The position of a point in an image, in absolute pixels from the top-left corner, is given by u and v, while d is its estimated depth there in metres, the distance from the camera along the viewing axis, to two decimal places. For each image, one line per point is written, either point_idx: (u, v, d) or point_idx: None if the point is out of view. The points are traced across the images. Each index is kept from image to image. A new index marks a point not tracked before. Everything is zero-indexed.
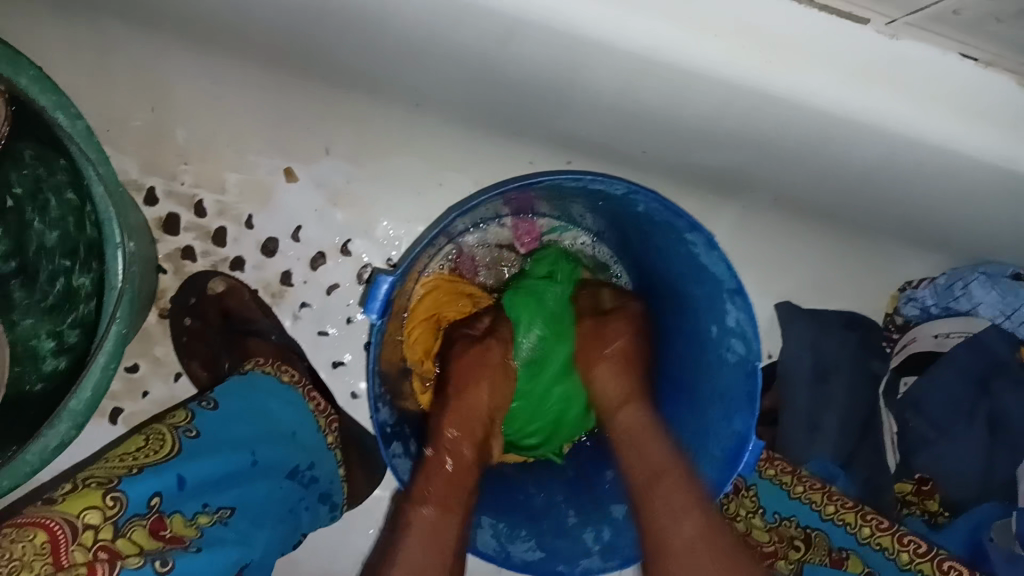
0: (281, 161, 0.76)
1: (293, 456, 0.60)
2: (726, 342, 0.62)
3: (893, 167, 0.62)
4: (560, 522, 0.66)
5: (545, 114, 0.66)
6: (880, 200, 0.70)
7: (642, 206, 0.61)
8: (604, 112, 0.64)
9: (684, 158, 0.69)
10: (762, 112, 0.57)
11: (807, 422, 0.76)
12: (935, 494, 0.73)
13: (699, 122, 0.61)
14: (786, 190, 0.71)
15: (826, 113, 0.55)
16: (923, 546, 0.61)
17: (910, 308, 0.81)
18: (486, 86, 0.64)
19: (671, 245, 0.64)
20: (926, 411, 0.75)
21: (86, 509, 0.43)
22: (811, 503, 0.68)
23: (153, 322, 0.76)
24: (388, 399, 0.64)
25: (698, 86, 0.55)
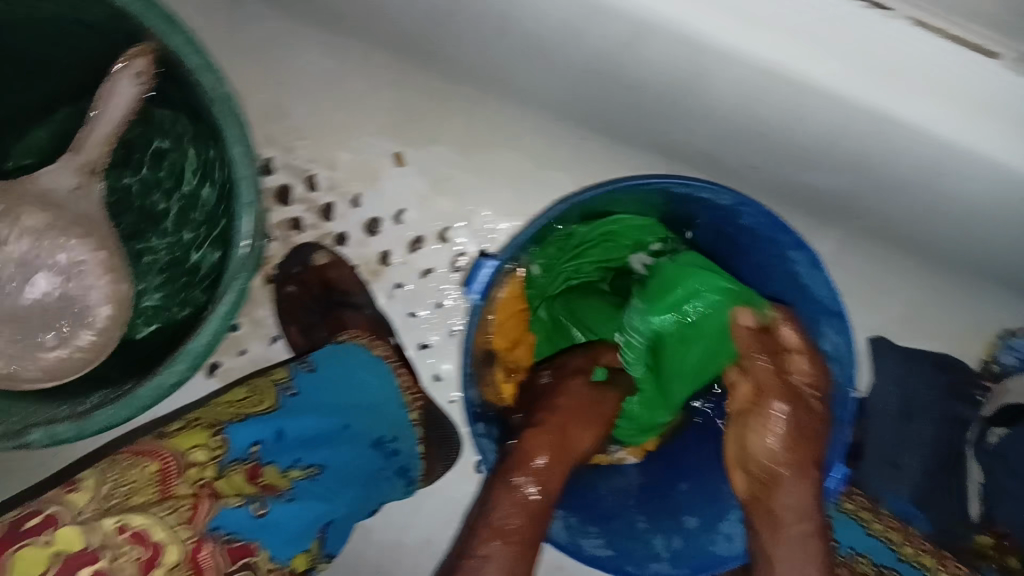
0: (394, 143, 0.80)
1: (379, 426, 0.63)
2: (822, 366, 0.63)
3: (1005, 207, 0.61)
4: (630, 525, 0.66)
5: (659, 120, 0.67)
6: (992, 242, 0.68)
7: (748, 218, 0.62)
8: (720, 122, 0.64)
9: (791, 178, 0.69)
10: (881, 135, 0.56)
11: (885, 458, 0.76)
12: (1015, 552, 0.69)
13: (812, 141, 0.61)
14: (893, 220, 0.70)
15: (948, 143, 0.54)
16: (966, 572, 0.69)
17: (1010, 356, 0.77)
18: (602, 90, 0.65)
19: (772, 261, 0.64)
20: (1011, 462, 0.72)
21: (194, 447, 0.47)
22: (889, 540, 0.71)
23: (258, 285, 0.79)
24: (477, 381, 0.66)
25: (819, 103, 0.55)
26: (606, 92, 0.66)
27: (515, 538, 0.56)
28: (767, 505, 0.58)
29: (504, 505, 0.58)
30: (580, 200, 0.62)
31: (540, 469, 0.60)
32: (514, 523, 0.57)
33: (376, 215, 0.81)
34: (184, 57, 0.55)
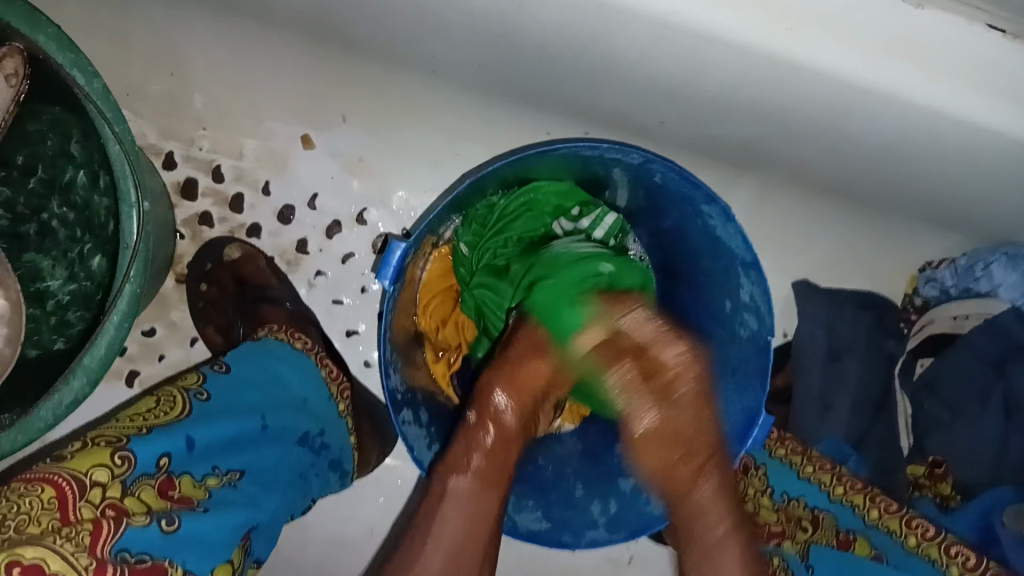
0: (300, 128, 0.77)
1: (303, 422, 0.61)
2: (741, 318, 0.62)
3: (913, 142, 0.61)
4: (568, 494, 0.66)
5: (565, 83, 0.65)
6: (900, 178, 0.68)
7: (659, 176, 0.61)
8: (626, 81, 0.62)
9: (702, 131, 0.68)
10: (783, 81, 0.56)
11: (819, 401, 0.76)
12: (946, 478, 0.72)
13: (720, 92, 0.60)
14: (806, 165, 0.70)
15: (851, 85, 0.54)
16: (931, 530, 0.60)
17: (929, 288, 0.79)
18: (503, 58, 0.63)
19: (686, 217, 0.64)
20: (939, 393, 0.75)
21: (95, 467, 0.44)
22: (821, 484, 0.67)
23: (170, 287, 0.78)
24: (400, 365, 0.65)
25: (719, 55, 0.54)
26: (508, 61, 0.64)
27: (443, 542, 0.52)
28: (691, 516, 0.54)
29: (429, 512, 0.54)
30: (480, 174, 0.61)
31: (465, 465, 0.54)
32: (437, 533, 0.52)
33: (288, 202, 0.78)
34: (48, 53, 0.53)
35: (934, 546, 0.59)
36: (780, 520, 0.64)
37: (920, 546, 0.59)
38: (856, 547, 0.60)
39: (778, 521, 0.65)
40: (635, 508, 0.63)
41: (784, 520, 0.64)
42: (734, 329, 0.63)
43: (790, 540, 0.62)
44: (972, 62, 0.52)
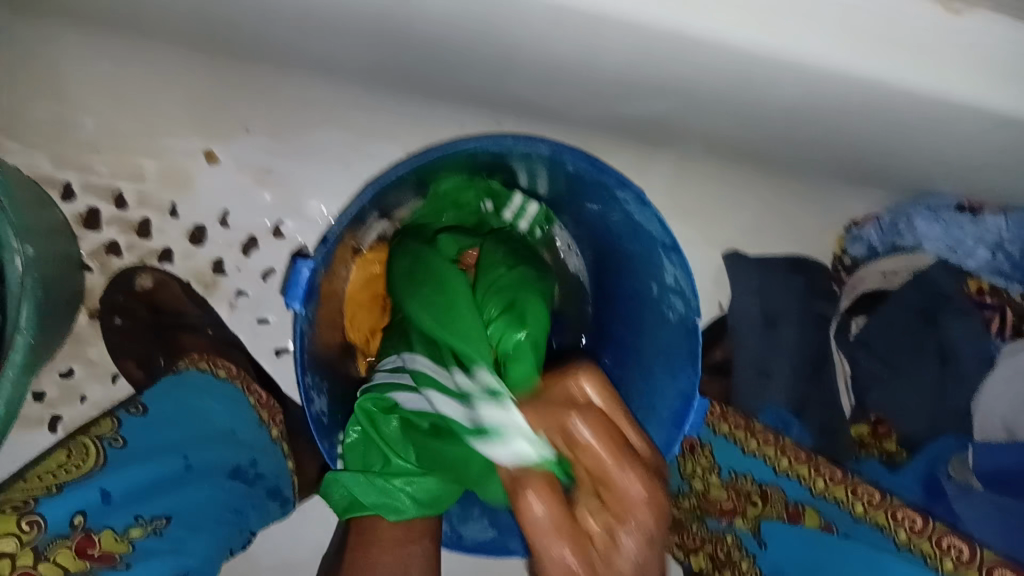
0: (202, 143, 0.74)
1: (231, 454, 0.58)
2: (669, 302, 0.61)
3: (822, 106, 0.60)
4: None
5: (467, 76, 0.64)
6: (811, 140, 0.68)
7: (572, 166, 0.59)
8: (525, 71, 0.61)
9: (613, 112, 0.67)
10: (682, 57, 0.55)
11: (756, 370, 0.75)
12: (891, 434, 0.72)
13: (623, 72, 0.59)
14: (718, 137, 0.70)
15: (748, 57, 0.53)
16: (877, 495, 0.57)
17: (857, 246, 0.81)
18: (398, 56, 0.62)
19: (605, 203, 0.62)
20: (876, 349, 0.75)
21: (0, 537, 0.42)
22: (766, 458, 0.65)
23: (83, 323, 0.73)
24: (325, 387, 0.62)
25: (615, 35, 0.53)
26: (406, 59, 0.62)
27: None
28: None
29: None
30: (387, 181, 0.59)
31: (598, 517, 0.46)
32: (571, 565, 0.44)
33: (199, 222, 0.75)
34: None
35: (881, 513, 0.56)
36: (730, 497, 0.65)
37: (867, 514, 0.56)
38: (805, 518, 0.58)
39: (729, 497, 0.66)
40: None
41: (734, 496, 0.65)
42: (664, 312, 0.62)
43: (741, 517, 0.63)
44: (865, 18, 0.50)
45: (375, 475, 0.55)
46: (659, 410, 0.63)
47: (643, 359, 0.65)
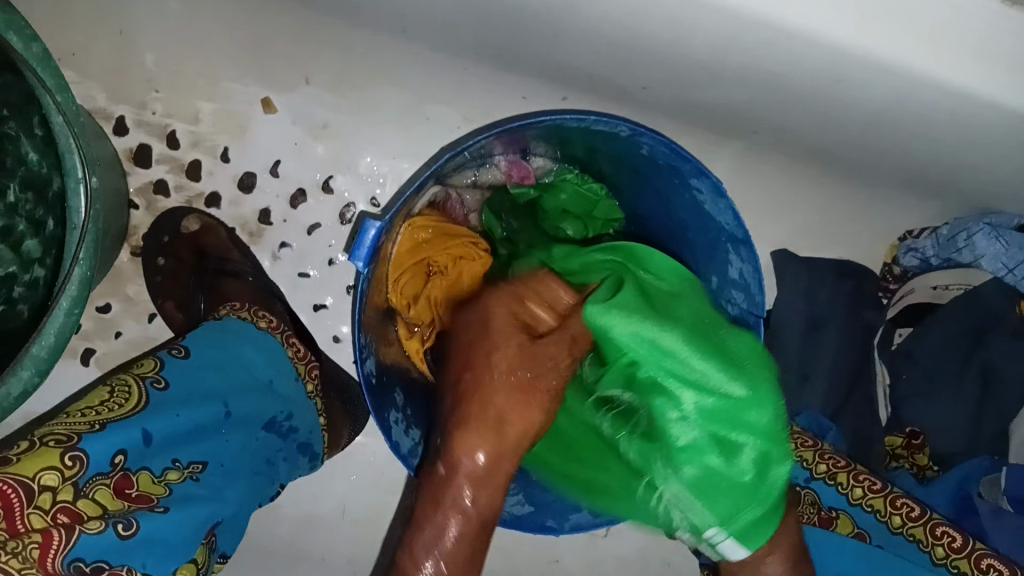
0: (259, 90, 0.72)
1: (269, 406, 0.58)
2: (727, 294, 0.61)
3: (903, 111, 0.59)
4: (548, 473, 0.65)
5: (542, 45, 0.62)
6: (884, 146, 0.66)
7: (646, 148, 0.58)
8: (606, 45, 0.59)
9: (685, 96, 0.65)
10: (772, 47, 0.53)
11: (797, 372, 0.75)
12: (924, 448, 0.72)
13: (706, 56, 0.57)
14: (789, 132, 0.68)
15: (841, 53, 0.51)
16: (916, 510, 0.58)
17: (909, 258, 0.76)
18: (473, 17, 0.60)
19: (673, 189, 0.61)
20: (918, 363, 0.74)
21: (43, 470, 0.42)
22: (801, 460, 0.63)
23: (124, 260, 0.73)
24: (372, 348, 0.61)
25: (709, 16, 0.51)
26: (483, 22, 0.60)
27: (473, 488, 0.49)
28: (484, 533, 0.49)
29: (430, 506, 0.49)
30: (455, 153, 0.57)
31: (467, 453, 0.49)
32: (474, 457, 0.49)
33: (248, 170, 0.74)
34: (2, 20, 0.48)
35: (920, 527, 0.58)
36: None
37: (904, 528, 0.58)
38: (838, 526, 0.59)
39: None
40: None
41: None
42: (721, 305, 0.61)
43: None
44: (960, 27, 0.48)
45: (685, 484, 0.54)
46: None
47: None
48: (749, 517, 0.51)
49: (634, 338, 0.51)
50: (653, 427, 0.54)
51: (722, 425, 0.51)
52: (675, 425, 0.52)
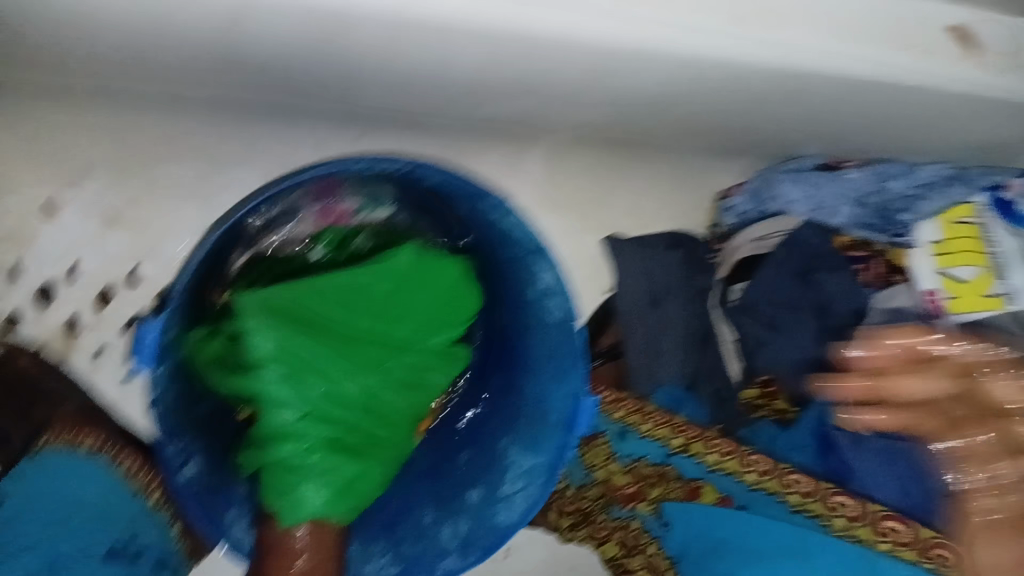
0: (40, 192, 0.66)
1: (105, 539, 0.60)
2: (547, 303, 0.59)
3: (674, 89, 0.60)
4: (415, 523, 0.63)
5: (319, 90, 0.61)
6: (674, 119, 0.68)
7: (429, 176, 0.56)
8: (380, 85, 0.60)
9: (475, 112, 0.66)
10: (534, 56, 0.53)
11: (648, 350, 0.75)
12: (779, 394, 0.71)
13: (477, 76, 0.58)
14: (584, 123, 0.69)
15: (603, 49, 0.52)
16: (766, 464, 0.67)
17: (729, 217, 0.81)
18: (243, 76, 0.58)
19: (473, 209, 0.59)
20: (758, 312, 0.73)
21: None
22: (659, 439, 0.71)
23: None
24: (201, 449, 0.55)
25: (462, 38, 0.51)
26: (251, 79, 0.59)
27: None
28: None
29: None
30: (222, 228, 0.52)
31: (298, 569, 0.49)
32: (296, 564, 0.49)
33: None
34: None
35: (773, 480, 0.66)
36: (631, 483, 0.71)
37: (759, 483, 0.66)
38: (702, 496, 0.67)
39: (629, 483, 0.71)
40: (483, 521, 0.60)
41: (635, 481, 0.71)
42: (543, 315, 0.60)
43: (643, 502, 0.70)
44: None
45: (303, 451, 0.50)
46: (548, 416, 0.60)
47: (531, 360, 0.64)
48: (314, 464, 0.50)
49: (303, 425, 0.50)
50: (307, 419, 0.50)
51: (324, 446, 0.51)
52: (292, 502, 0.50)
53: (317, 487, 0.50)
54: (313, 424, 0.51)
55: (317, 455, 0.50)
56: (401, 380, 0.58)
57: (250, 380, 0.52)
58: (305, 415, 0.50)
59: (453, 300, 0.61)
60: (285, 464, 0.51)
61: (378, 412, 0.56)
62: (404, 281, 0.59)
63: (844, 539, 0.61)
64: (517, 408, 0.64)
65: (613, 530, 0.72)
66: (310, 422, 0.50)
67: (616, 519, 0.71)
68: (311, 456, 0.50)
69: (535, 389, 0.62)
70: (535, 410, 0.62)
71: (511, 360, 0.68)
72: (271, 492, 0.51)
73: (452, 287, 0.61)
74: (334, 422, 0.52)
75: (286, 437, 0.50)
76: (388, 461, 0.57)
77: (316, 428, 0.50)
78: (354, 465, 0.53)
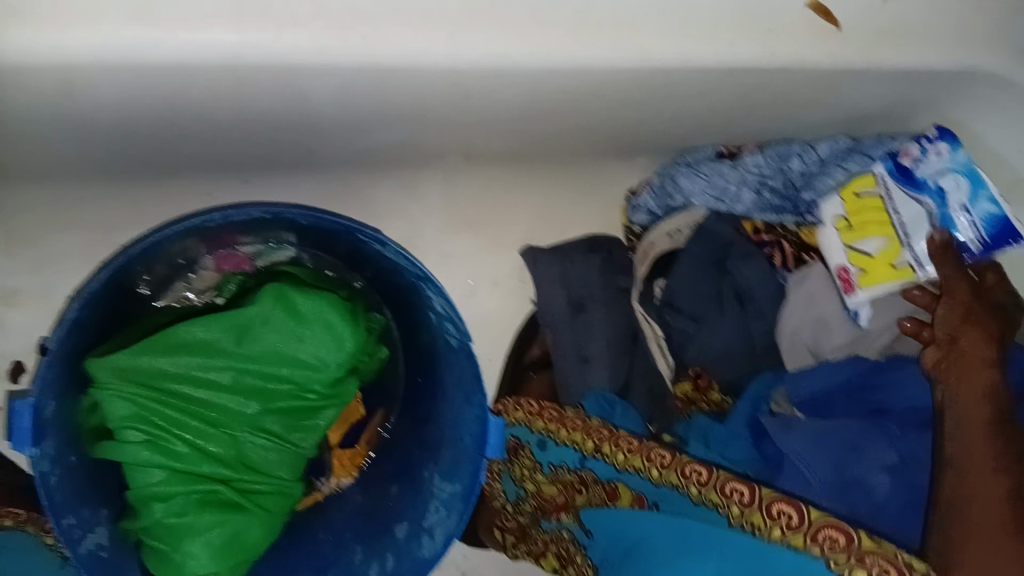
0: None
1: None
2: (446, 327, 0.60)
3: (542, 99, 0.59)
4: (347, 563, 0.62)
5: (188, 144, 0.60)
6: (559, 128, 0.67)
7: (307, 218, 0.57)
8: (245, 129, 0.59)
9: (354, 144, 0.65)
10: (386, 86, 0.53)
11: (576, 356, 0.73)
12: (712, 385, 0.72)
13: (338, 110, 0.57)
14: (470, 142, 0.68)
15: (451, 72, 0.51)
16: (667, 456, 0.57)
17: (639, 215, 0.80)
18: (103, 141, 0.57)
19: (361, 243, 0.60)
20: (680, 306, 0.75)
21: None
22: (574, 444, 0.65)
23: None
24: (104, 514, 0.56)
25: (306, 79, 0.50)
26: (114, 144, 0.58)
27: None
28: None
29: None
30: (95, 295, 0.53)
31: None
32: None
33: None
34: None
35: (671, 471, 0.56)
36: (558, 491, 0.66)
37: (662, 477, 0.57)
38: (619, 498, 0.59)
39: (557, 491, 0.66)
40: (410, 552, 0.59)
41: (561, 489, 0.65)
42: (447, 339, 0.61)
43: (566, 511, 0.65)
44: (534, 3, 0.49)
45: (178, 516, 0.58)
46: (462, 438, 0.60)
47: (447, 385, 0.64)
48: (188, 528, 0.57)
49: (170, 490, 0.58)
50: (176, 482, 0.58)
51: (193, 505, 0.58)
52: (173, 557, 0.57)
53: (198, 547, 0.57)
54: (179, 489, 0.58)
55: (197, 515, 0.58)
56: (273, 440, 0.61)
57: (121, 446, 0.57)
58: (175, 477, 0.58)
59: (314, 350, 0.60)
60: (165, 526, 0.58)
61: (250, 467, 0.61)
62: (274, 356, 0.59)
63: (736, 529, 0.50)
64: (441, 434, 0.63)
65: (545, 544, 0.68)
66: (176, 487, 0.58)
67: (545, 532, 0.68)
68: (185, 516, 0.58)
69: (452, 414, 0.63)
70: (452, 436, 0.62)
71: (428, 385, 0.68)
72: (155, 553, 0.58)
73: (306, 337, 0.59)
74: (201, 482, 0.59)
75: (159, 503, 0.58)
76: (270, 513, 0.62)
77: (185, 491, 0.58)
78: (226, 522, 0.59)
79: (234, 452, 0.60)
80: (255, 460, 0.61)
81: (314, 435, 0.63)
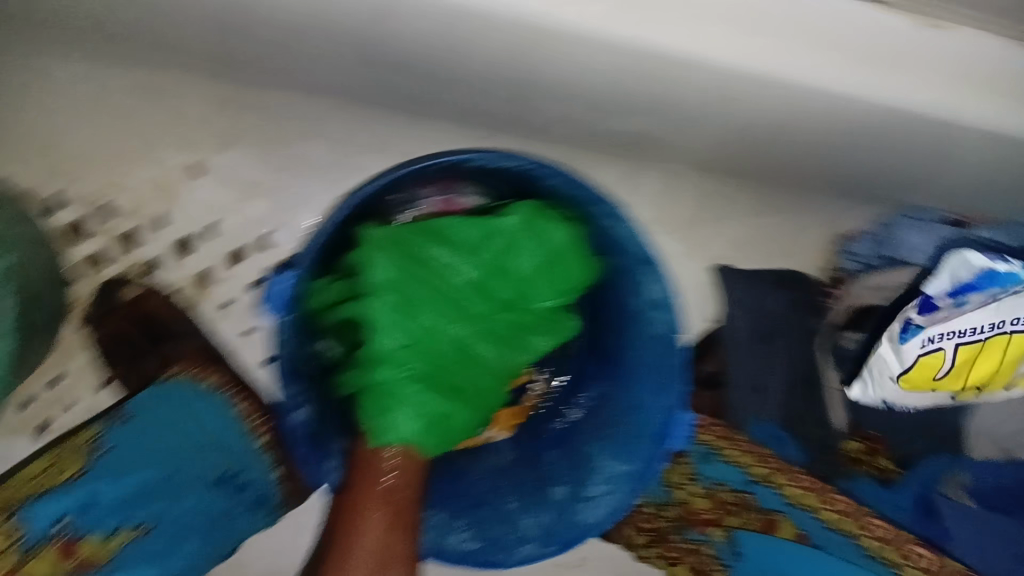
0: (188, 155, 0.67)
1: (215, 461, 0.60)
2: (652, 317, 0.64)
3: (783, 113, 0.63)
4: (502, 508, 0.66)
5: (458, 84, 0.64)
6: (790, 150, 0.70)
7: (551, 177, 0.62)
8: (518, 81, 0.63)
9: (598, 124, 0.68)
10: (662, 69, 0.57)
11: (750, 385, 0.71)
12: (881, 450, 0.72)
13: (604, 83, 0.62)
14: (703, 149, 0.71)
15: (708, 65, 0.58)
16: (847, 504, 0.68)
17: (848, 261, 0.76)
18: (388, 64, 0.62)
19: (590, 216, 0.64)
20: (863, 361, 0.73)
21: None
22: (739, 464, 0.69)
23: None
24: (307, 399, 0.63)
25: (595, 42, 0.56)
26: (396, 68, 0.63)
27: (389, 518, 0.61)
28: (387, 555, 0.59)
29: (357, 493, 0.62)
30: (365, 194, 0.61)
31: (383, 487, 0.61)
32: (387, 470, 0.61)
33: None
34: None
35: (844, 517, 0.68)
36: (710, 507, 0.68)
37: (837, 523, 0.68)
38: (782, 528, 0.67)
39: (708, 507, 0.68)
40: (575, 515, 0.64)
41: (712, 506, 0.68)
42: (645, 326, 0.64)
43: (719, 527, 0.67)
44: None
45: (396, 386, 0.62)
46: (646, 422, 0.65)
47: (630, 371, 0.67)
48: (407, 398, 0.62)
49: (402, 359, 0.62)
50: (408, 349, 0.62)
51: (415, 378, 0.62)
52: (382, 426, 0.62)
53: (408, 415, 0.62)
54: (410, 358, 0.62)
55: (413, 385, 0.62)
56: (489, 348, 0.67)
57: (369, 307, 0.62)
58: (403, 348, 0.62)
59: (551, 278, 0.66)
60: (382, 393, 0.62)
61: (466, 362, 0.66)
62: (504, 270, 0.66)
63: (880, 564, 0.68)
64: (617, 410, 0.67)
65: (684, 555, 0.67)
66: (414, 351, 0.63)
67: (688, 541, 0.67)
68: (406, 386, 0.62)
69: (631, 397, 0.66)
70: (631, 419, 0.66)
71: (609, 367, 0.68)
72: (369, 411, 0.62)
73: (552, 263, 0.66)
74: (425, 360, 0.63)
75: (383, 369, 0.62)
76: (474, 406, 0.67)
77: (418, 364, 0.63)
78: (440, 403, 0.64)
79: (457, 346, 0.65)
80: (470, 359, 0.66)
81: (523, 354, 0.69)
